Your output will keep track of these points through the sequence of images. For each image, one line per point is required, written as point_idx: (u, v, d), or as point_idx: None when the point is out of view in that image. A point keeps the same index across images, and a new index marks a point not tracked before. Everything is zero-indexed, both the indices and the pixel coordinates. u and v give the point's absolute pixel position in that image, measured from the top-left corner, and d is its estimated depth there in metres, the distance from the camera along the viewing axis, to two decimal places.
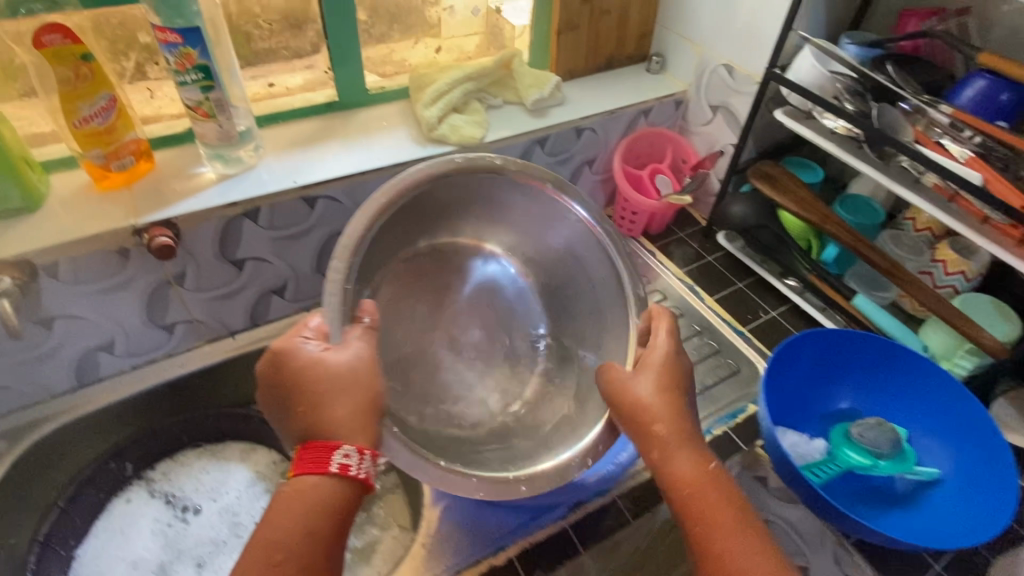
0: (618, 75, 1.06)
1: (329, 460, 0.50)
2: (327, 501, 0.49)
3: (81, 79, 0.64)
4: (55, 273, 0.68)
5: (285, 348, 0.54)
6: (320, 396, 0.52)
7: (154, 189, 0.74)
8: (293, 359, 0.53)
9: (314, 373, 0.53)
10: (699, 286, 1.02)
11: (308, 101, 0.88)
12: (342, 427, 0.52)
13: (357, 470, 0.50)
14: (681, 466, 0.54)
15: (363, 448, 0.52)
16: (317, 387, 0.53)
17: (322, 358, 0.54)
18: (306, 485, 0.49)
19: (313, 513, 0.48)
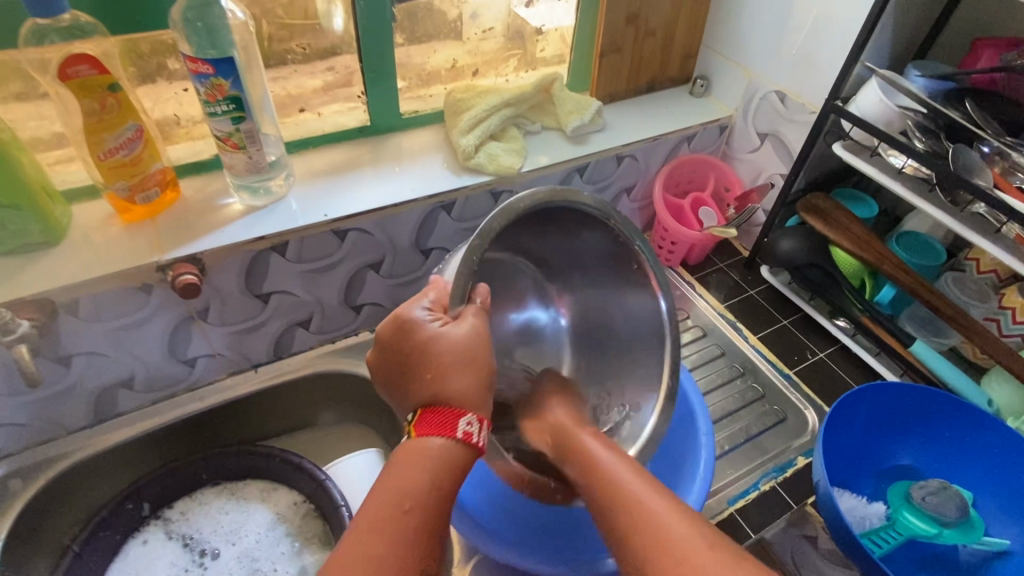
0: (660, 99, 1.01)
1: (453, 425, 0.50)
2: (450, 463, 0.49)
3: (108, 111, 0.60)
4: (75, 311, 0.65)
5: (407, 323, 0.54)
6: (442, 369, 0.52)
7: (179, 220, 0.70)
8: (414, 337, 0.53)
9: (433, 350, 0.52)
10: (741, 322, 0.97)
11: (339, 126, 0.84)
12: (462, 401, 0.52)
13: (477, 439, 0.51)
14: (598, 464, 0.53)
15: (481, 418, 0.52)
16: (441, 359, 0.52)
17: (440, 335, 0.53)
18: (429, 444, 0.49)
19: (439, 471, 0.48)
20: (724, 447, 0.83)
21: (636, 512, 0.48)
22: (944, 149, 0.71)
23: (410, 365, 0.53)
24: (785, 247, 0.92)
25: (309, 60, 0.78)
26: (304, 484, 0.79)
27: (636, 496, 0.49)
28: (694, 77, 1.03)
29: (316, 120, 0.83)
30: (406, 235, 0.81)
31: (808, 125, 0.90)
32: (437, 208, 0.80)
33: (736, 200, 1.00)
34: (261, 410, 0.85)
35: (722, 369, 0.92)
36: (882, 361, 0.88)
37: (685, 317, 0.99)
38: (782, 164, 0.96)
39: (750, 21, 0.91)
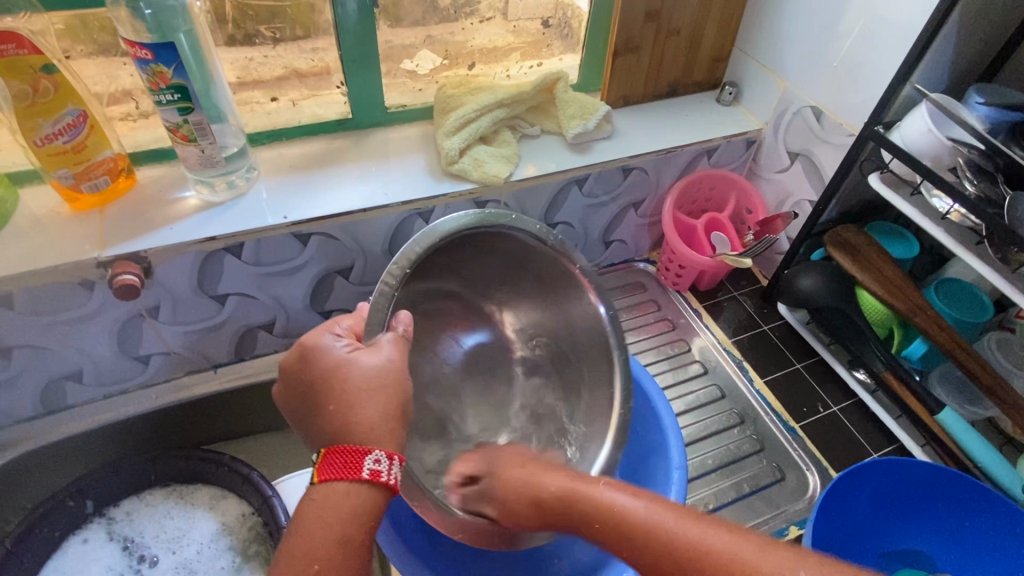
0: (683, 106, 0.90)
1: (360, 465, 0.44)
2: (364, 508, 0.44)
3: (42, 95, 0.56)
4: (10, 304, 0.61)
5: (314, 350, 0.48)
6: (350, 396, 0.47)
7: (129, 212, 0.66)
8: (319, 364, 0.48)
9: (341, 377, 0.47)
10: (749, 363, 0.87)
11: (317, 117, 0.78)
12: (372, 430, 0.46)
13: (388, 477, 0.44)
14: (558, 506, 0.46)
15: (394, 453, 0.46)
16: (351, 387, 0.47)
17: (351, 360, 0.48)
18: (335, 491, 0.44)
19: (353, 523, 0.44)
20: (708, 506, 0.74)
21: (634, 539, 0.40)
22: (1000, 196, 0.60)
23: (316, 393, 0.47)
24: (805, 285, 0.82)
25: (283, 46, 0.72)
26: (252, 497, 0.75)
27: (629, 516, 0.42)
28: (724, 83, 0.92)
29: (292, 109, 0.77)
30: (378, 242, 0.75)
31: (844, 148, 0.78)
32: (413, 215, 0.74)
33: (757, 225, 0.89)
34: (220, 412, 0.81)
35: (720, 414, 0.83)
36: (902, 426, 0.78)
37: (687, 351, 0.89)
38: (814, 188, 0.85)
39: (790, 23, 0.80)
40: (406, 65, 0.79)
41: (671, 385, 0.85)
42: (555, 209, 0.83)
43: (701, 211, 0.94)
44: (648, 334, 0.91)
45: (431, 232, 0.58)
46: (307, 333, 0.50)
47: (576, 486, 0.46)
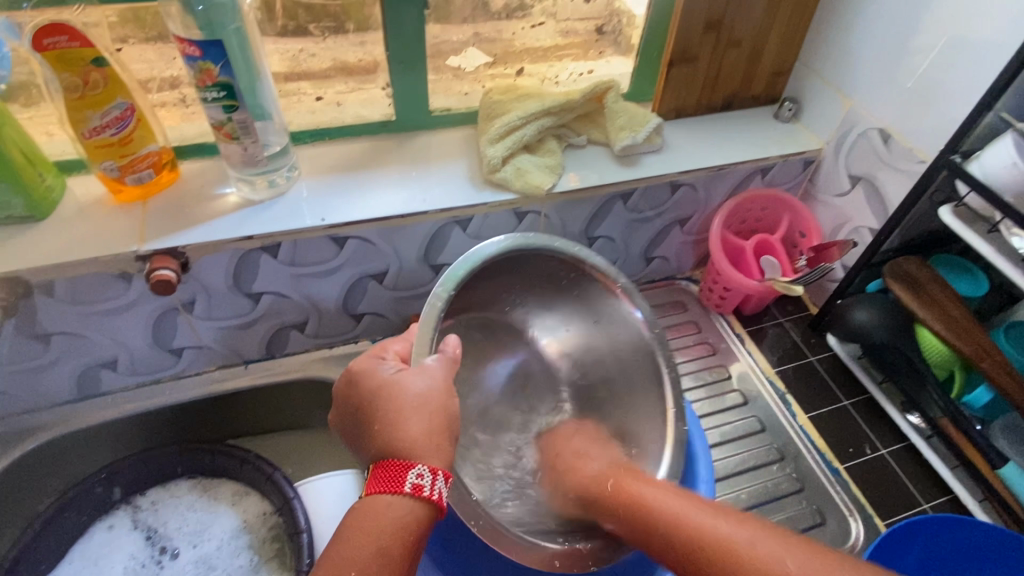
0: (738, 120, 0.86)
1: (402, 480, 0.46)
2: (406, 521, 0.45)
3: (91, 87, 0.56)
4: (50, 291, 0.62)
5: (362, 373, 0.52)
6: (394, 415, 0.49)
7: (171, 205, 0.66)
8: (364, 386, 0.51)
9: (385, 394, 0.50)
10: (792, 395, 0.83)
11: (362, 118, 0.77)
12: (416, 445, 0.47)
13: (431, 493, 0.46)
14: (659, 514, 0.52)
15: (436, 468, 0.47)
16: (395, 405, 0.49)
17: (398, 380, 0.50)
18: (378, 504, 0.45)
19: (393, 537, 0.44)
20: None
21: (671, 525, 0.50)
22: None
23: (366, 413, 0.50)
24: (859, 318, 0.78)
25: (326, 41, 0.71)
26: (273, 497, 0.74)
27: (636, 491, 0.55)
28: (784, 98, 0.87)
29: (336, 109, 0.76)
30: (413, 249, 0.73)
31: (913, 176, 0.73)
32: (451, 223, 0.72)
33: (810, 249, 0.85)
34: (248, 407, 0.81)
35: (759, 448, 0.78)
36: (959, 478, 0.73)
37: (726, 377, 0.85)
38: (876, 215, 0.79)
39: (862, 38, 0.75)
40: (451, 62, 0.77)
41: (708, 414, 0.82)
42: (598, 222, 0.80)
43: (751, 231, 0.90)
44: (687, 358, 0.87)
45: (479, 253, 0.60)
46: (357, 359, 0.53)
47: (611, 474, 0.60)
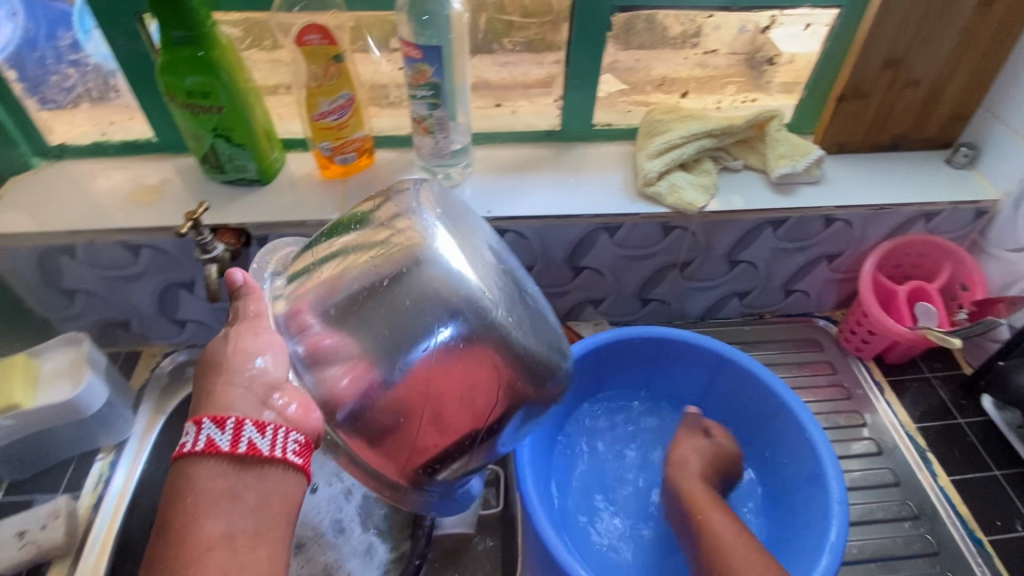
0: (905, 162, 0.83)
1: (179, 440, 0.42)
2: (221, 489, 0.41)
3: (329, 78, 0.67)
4: (264, 245, 0.74)
5: (189, 484, 0.41)
6: (202, 508, 0.40)
7: (365, 185, 0.76)
8: (198, 487, 0.41)
9: (181, 490, 0.41)
10: (934, 455, 0.79)
11: (530, 126, 0.84)
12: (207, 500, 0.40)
13: (194, 443, 0.42)
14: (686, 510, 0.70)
15: (226, 418, 0.43)
16: (193, 500, 0.40)
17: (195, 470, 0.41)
18: (183, 487, 0.41)
19: (216, 506, 0.40)
20: None
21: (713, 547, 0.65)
22: None
23: (172, 514, 0.40)
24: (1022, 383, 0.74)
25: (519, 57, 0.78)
26: None
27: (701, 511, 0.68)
28: (959, 143, 0.83)
29: (510, 116, 0.83)
30: (561, 248, 0.78)
31: None
32: (600, 229, 0.76)
33: (971, 304, 0.80)
34: None
35: (891, 502, 0.75)
36: None
37: (859, 424, 0.82)
38: None
39: None
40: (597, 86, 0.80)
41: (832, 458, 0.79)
42: (743, 246, 0.81)
43: (905, 277, 0.86)
44: (818, 398, 0.85)
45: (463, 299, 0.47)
46: (173, 479, 0.42)
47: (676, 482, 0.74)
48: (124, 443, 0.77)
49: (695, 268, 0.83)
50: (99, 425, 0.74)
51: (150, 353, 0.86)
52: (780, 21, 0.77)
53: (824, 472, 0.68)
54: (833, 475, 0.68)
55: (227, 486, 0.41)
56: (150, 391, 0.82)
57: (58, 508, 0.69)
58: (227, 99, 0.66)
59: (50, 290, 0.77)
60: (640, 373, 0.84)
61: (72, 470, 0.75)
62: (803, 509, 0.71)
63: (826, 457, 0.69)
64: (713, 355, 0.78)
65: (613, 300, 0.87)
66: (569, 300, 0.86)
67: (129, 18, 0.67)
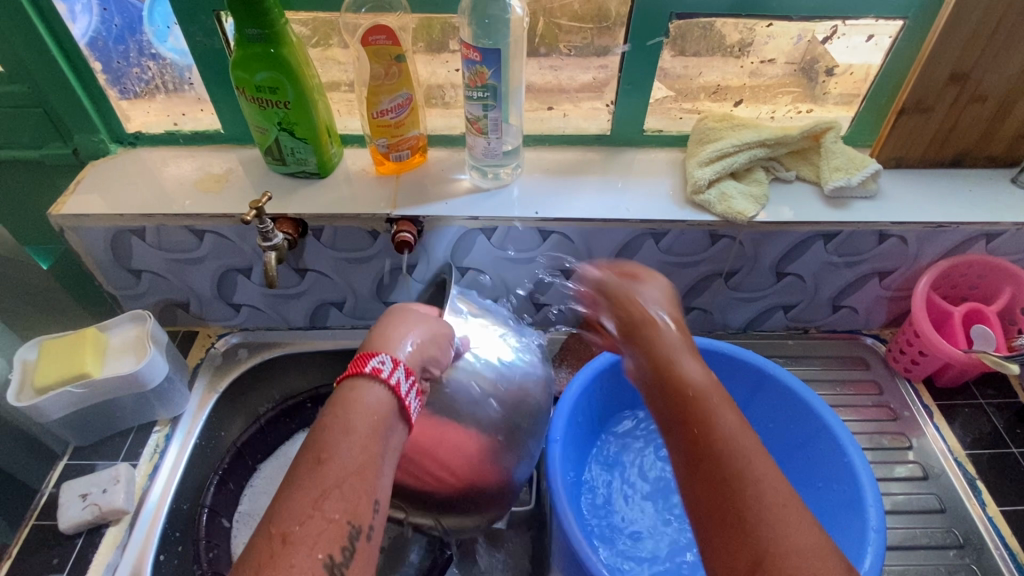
0: (967, 179, 0.81)
1: (366, 363, 0.53)
2: (381, 413, 0.50)
3: (390, 77, 0.69)
4: (319, 235, 0.77)
5: (360, 394, 0.51)
6: (365, 420, 0.49)
7: (417, 182, 0.79)
8: (368, 399, 0.50)
9: (356, 399, 0.50)
10: (983, 483, 0.76)
11: (580, 130, 0.85)
12: (368, 417, 0.49)
13: (387, 375, 0.52)
14: (668, 379, 0.54)
15: (411, 374, 0.54)
16: (362, 409, 0.50)
17: (374, 388, 0.51)
18: (356, 394, 0.50)
19: (373, 424, 0.49)
20: None
21: (709, 433, 0.49)
22: None
23: (339, 412, 0.49)
24: None
25: (572, 63, 0.78)
26: None
27: (700, 392, 0.52)
28: None
29: (560, 119, 0.84)
30: (605, 252, 0.79)
31: None
32: (645, 234, 0.76)
33: None
34: None
35: (935, 529, 0.73)
36: None
37: (904, 447, 0.80)
38: None
39: None
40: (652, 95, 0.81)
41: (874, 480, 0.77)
42: (791, 259, 0.80)
43: (961, 298, 0.83)
44: (862, 417, 0.83)
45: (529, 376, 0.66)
46: (348, 386, 0.51)
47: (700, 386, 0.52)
48: (179, 417, 0.81)
49: (740, 278, 0.82)
50: (157, 399, 0.78)
51: (206, 334, 0.90)
52: (844, 32, 0.75)
53: (862, 503, 0.65)
54: (871, 506, 0.64)
55: (385, 418, 0.50)
56: (204, 369, 0.86)
57: (118, 474, 0.73)
58: (294, 96, 0.69)
59: (118, 268, 0.82)
60: None
61: (132, 440, 0.79)
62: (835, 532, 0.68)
63: (866, 488, 0.65)
64: (752, 369, 0.77)
65: None
66: None
67: (207, 15, 0.72)
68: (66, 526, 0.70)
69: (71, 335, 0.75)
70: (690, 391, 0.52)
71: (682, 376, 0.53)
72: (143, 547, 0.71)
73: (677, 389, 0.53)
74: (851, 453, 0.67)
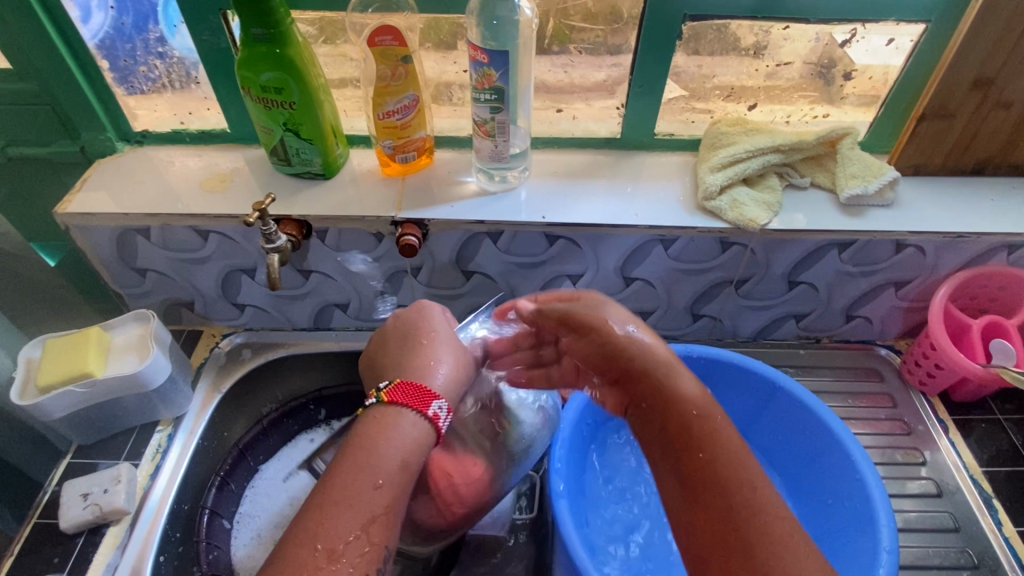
0: (988, 189, 0.78)
1: (425, 402, 0.56)
2: (421, 456, 0.55)
3: (396, 78, 0.68)
4: (323, 237, 0.76)
5: (405, 434, 0.54)
6: (405, 463, 0.53)
7: (423, 184, 0.77)
8: (411, 440, 0.54)
9: (404, 439, 0.54)
10: (999, 502, 0.74)
11: (589, 133, 0.83)
12: (409, 459, 0.53)
13: (442, 421, 0.57)
14: (658, 399, 0.54)
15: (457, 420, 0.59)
16: (406, 451, 0.54)
17: (421, 430, 0.55)
18: (404, 432, 0.54)
19: (412, 466, 0.54)
20: None
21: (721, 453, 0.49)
22: None
23: (382, 444, 0.53)
24: None
25: (582, 64, 0.76)
26: None
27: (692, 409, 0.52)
28: None
29: (570, 121, 0.83)
30: (613, 258, 0.77)
31: None
32: (655, 240, 0.75)
33: None
34: None
35: (948, 549, 0.71)
36: None
37: (917, 463, 0.78)
38: None
39: None
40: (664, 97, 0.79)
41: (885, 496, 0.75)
42: (804, 267, 0.78)
43: (980, 311, 0.81)
44: (875, 431, 0.81)
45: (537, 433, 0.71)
46: (398, 419, 0.55)
47: (670, 390, 0.53)
48: (182, 417, 0.81)
49: (751, 286, 0.80)
50: (160, 399, 0.78)
51: (210, 333, 0.90)
52: (863, 35, 0.73)
53: (875, 521, 0.63)
54: (884, 525, 0.62)
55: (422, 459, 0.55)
56: (208, 368, 0.86)
57: (119, 474, 0.73)
58: (300, 96, 0.68)
59: (124, 267, 0.82)
60: None
61: (134, 439, 0.79)
62: (847, 550, 0.66)
63: (880, 507, 0.63)
64: (764, 380, 0.74)
65: (662, 314, 0.85)
66: None
67: (213, 13, 0.71)
68: (68, 525, 0.70)
69: (75, 334, 0.75)
70: (700, 415, 0.51)
71: (676, 394, 0.53)
72: (143, 547, 0.71)
73: (673, 418, 0.52)
74: (867, 470, 0.66)
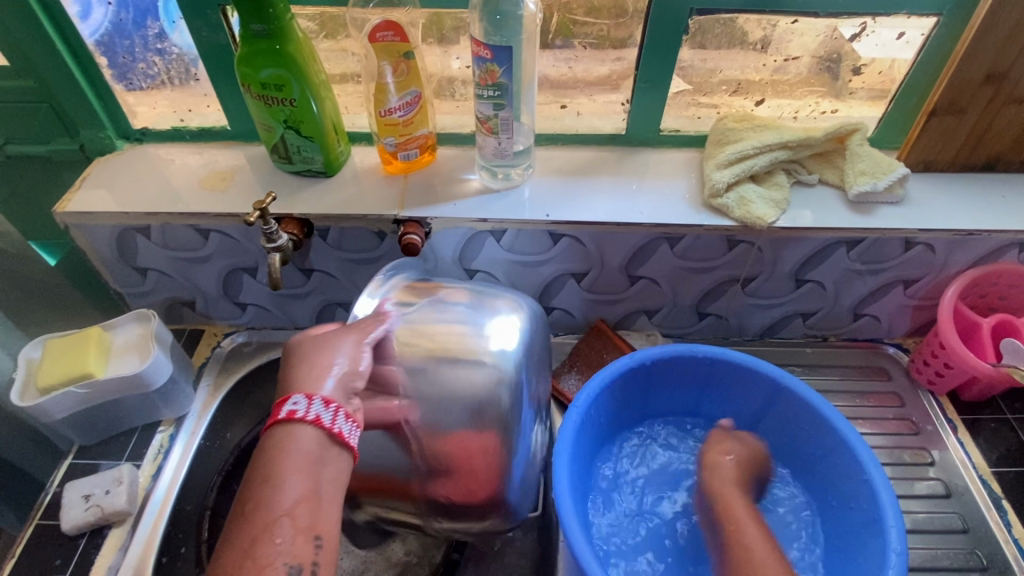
0: (1000, 184, 0.77)
1: (281, 407, 0.51)
2: (308, 459, 0.49)
3: (398, 75, 0.67)
4: (325, 236, 0.75)
5: (277, 450, 0.49)
6: (284, 475, 0.47)
7: (426, 182, 0.77)
8: (288, 451, 0.49)
9: (274, 454, 0.49)
10: (1009, 502, 0.73)
11: (593, 129, 0.82)
12: (292, 466, 0.48)
13: (304, 413, 0.50)
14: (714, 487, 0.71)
15: (333, 401, 0.51)
16: (282, 463, 0.48)
17: (292, 436, 0.49)
18: (276, 445, 0.49)
19: (299, 470, 0.48)
20: None
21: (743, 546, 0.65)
22: None
23: (258, 471, 0.48)
24: None
25: (587, 60, 0.75)
26: None
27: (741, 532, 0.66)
28: None
29: (574, 117, 0.82)
30: (618, 256, 0.76)
31: None
32: (660, 238, 0.74)
33: None
34: None
35: (957, 551, 0.70)
36: None
37: (925, 463, 0.77)
38: None
39: None
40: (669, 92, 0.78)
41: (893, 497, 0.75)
42: (812, 265, 0.77)
43: (990, 309, 0.80)
44: (882, 430, 0.80)
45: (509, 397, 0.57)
46: (267, 440, 0.50)
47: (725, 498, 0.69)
48: (183, 417, 0.80)
49: (758, 284, 0.79)
50: (161, 399, 0.78)
51: (212, 332, 0.90)
52: (873, 29, 0.72)
53: (884, 525, 0.62)
54: (893, 528, 0.61)
55: (312, 459, 0.49)
56: (210, 367, 0.86)
57: (121, 475, 0.73)
58: (300, 93, 0.67)
59: (123, 266, 0.81)
60: (695, 392, 0.79)
61: (136, 439, 0.79)
62: (859, 553, 0.65)
63: (888, 509, 0.62)
64: (768, 380, 0.73)
65: (668, 312, 0.84)
66: (621, 308, 0.84)
67: (212, 9, 0.70)
68: (69, 526, 0.70)
69: (75, 334, 0.74)
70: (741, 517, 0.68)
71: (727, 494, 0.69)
72: (145, 548, 0.70)
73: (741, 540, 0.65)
74: (874, 473, 0.64)
